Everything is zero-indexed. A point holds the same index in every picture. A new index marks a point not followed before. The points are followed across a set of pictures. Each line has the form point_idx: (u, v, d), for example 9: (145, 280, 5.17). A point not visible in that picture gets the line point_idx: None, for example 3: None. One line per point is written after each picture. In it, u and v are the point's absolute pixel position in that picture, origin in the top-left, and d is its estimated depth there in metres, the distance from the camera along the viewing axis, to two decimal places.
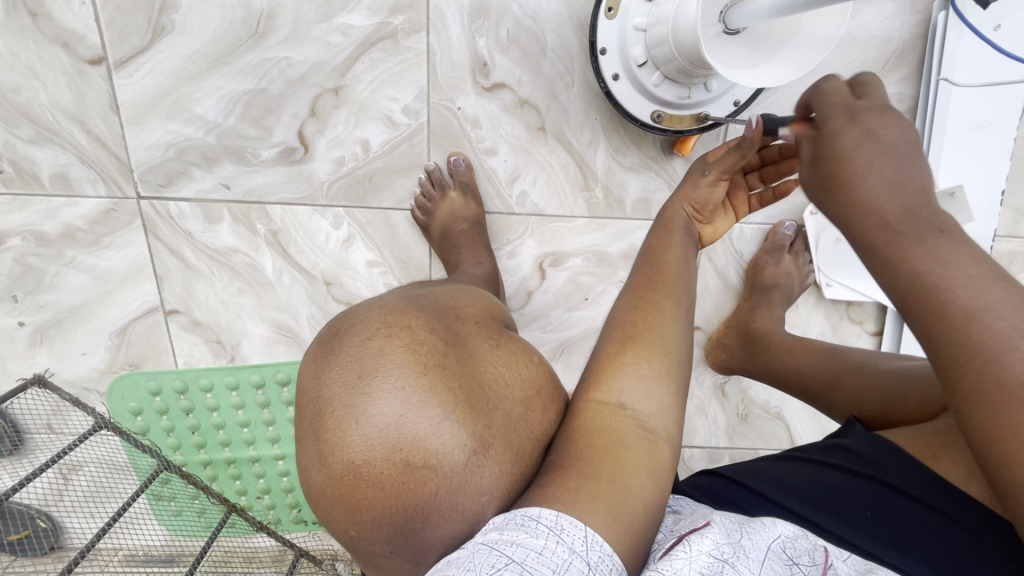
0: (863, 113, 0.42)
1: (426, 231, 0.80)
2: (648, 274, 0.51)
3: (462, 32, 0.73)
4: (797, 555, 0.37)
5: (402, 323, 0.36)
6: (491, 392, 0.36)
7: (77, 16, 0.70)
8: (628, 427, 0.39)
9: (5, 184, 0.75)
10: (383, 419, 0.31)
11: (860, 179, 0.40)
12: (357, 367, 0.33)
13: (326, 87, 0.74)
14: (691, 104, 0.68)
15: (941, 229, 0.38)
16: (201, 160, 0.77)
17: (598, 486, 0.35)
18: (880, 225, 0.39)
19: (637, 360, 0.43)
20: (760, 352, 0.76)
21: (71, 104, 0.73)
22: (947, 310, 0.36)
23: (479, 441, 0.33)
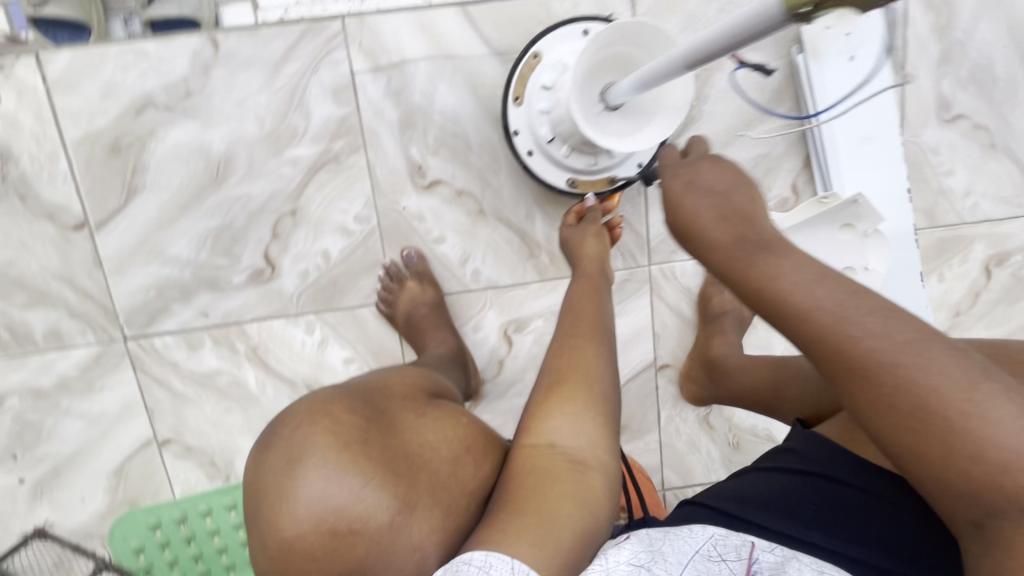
0: (690, 164, 0.49)
1: (392, 322, 0.86)
2: (570, 321, 0.55)
3: (395, 144, 0.82)
4: (724, 552, 0.43)
5: (326, 408, 0.41)
6: (414, 457, 0.41)
7: (61, 191, 0.80)
8: (557, 464, 0.43)
9: (6, 349, 0.84)
10: (314, 494, 0.37)
11: (692, 222, 0.45)
12: (286, 454, 0.38)
13: (284, 211, 0.83)
14: (601, 169, 0.77)
15: (767, 248, 0.42)
16: (180, 296, 0.84)
17: (526, 523, 0.38)
18: (720, 261, 0.43)
19: (564, 401, 0.47)
20: (722, 377, 0.80)
21: (59, 267, 0.82)
22: (790, 315, 0.38)
23: (402, 502, 0.39)
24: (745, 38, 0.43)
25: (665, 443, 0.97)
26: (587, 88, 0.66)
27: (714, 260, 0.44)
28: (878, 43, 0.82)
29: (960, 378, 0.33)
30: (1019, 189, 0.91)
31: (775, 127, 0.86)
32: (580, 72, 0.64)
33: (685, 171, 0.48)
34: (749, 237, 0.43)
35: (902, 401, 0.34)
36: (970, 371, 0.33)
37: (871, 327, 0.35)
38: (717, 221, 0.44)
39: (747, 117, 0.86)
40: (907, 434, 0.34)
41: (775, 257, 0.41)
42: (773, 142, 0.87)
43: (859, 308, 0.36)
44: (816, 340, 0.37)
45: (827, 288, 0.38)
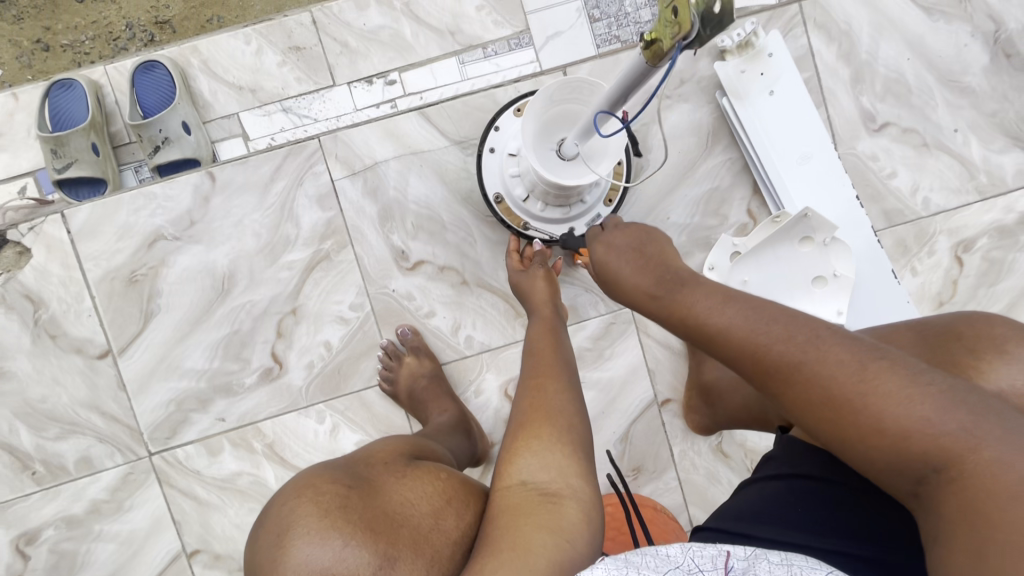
0: (615, 228, 0.66)
1: (396, 399, 0.90)
2: (533, 367, 0.64)
3: (378, 234, 0.90)
4: (702, 563, 0.42)
5: (312, 486, 0.50)
6: (390, 514, 0.49)
7: (86, 326, 0.88)
8: (531, 498, 0.49)
9: (40, 482, 0.89)
10: (303, 566, 0.44)
11: (635, 288, 0.60)
12: (279, 529, 0.47)
13: (285, 311, 0.90)
14: (574, 217, 0.84)
15: (682, 283, 0.57)
16: (198, 405, 0.90)
17: (503, 559, 0.44)
18: (648, 300, 0.59)
19: (531, 440, 0.54)
20: (718, 401, 0.85)
21: (87, 395, 0.89)
22: (710, 334, 0.52)
23: (382, 554, 0.46)
24: (634, 78, 0.52)
25: (684, 480, 0.97)
26: (545, 144, 0.70)
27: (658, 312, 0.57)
28: (794, 77, 0.91)
29: (849, 362, 0.45)
30: (962, 179, 0.96)
31: (719, 162, 0.94)
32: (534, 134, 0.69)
33: (603, 236, 0.65)
34: (665, 278, 0.59)
35: (814, 395, 0.45)
36: (854, 354, 0.45)
37: (771, 333, 0.48)
38: (648, 284, 0.59)
39: (691, 159, 0.94)
40: (823, 411, 0.44)
41: (699, 299, 0.54)
42: (720, 175, 0.94)
43: (759, 320, 0.49)
44: (737, 349, 0.50)
45: (730, 308, 0.52)
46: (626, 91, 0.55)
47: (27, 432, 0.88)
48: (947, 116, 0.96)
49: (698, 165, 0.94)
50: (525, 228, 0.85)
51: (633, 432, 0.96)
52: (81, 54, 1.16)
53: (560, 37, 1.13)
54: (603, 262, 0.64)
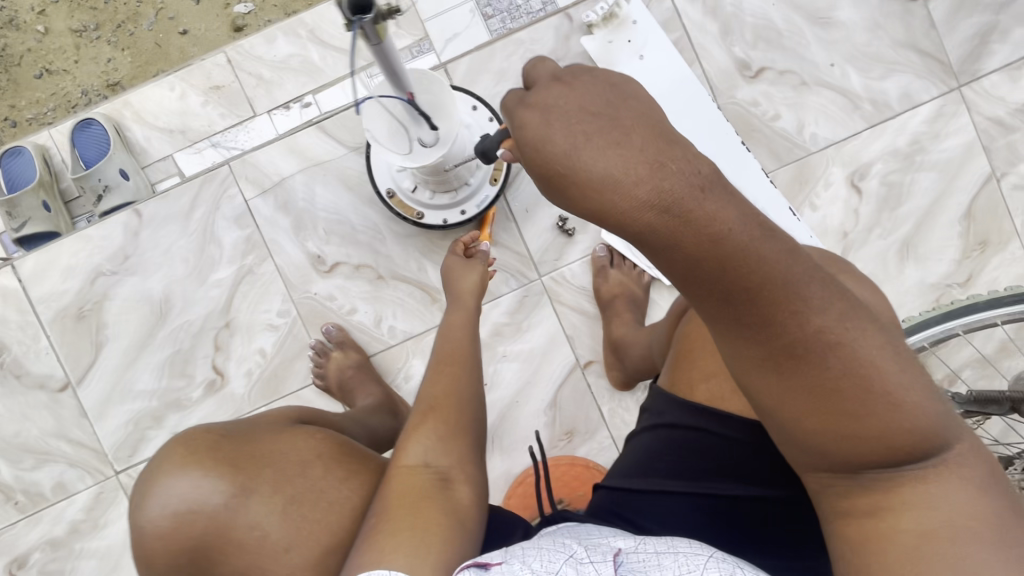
0: (562, 78, 0.42)
1: (330, 392, 0.96)
2: (436, 353, 0.72)
3: (294, 244, 0.98)
4: (591, 556, 0.46)
5: (192, 432, 0.61)
6: (253, 456, 0.60)
7: (46, 363, 0.97)
8: (425, 479, 0.58)
9: (23, 510, 0.98)
10: (173, 493, 0.57)
11: (634, 184, 0.36)
12: (156, 465, 0.60)
13: (220, 326, 0.98)
14: (462, 201, 0.90)
15: (703, 186, 0.37)
16: (153, 422, 0.98)
17: (402, 537, 0.51)
18: (639, 215, 0.37)
19: (433, 427, 0.62)
20: (625, 355, 0.88)
21: (54, 426, 0.97)
22: (738, 289, 0.38)
23: (239, 488, 0.58)
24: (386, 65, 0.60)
25: (618, 438, 0.99)
26: (404, 135, 0.76)
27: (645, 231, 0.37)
28: (661, 41, 0.96)
29: (886, 353, 0.39)
30: (847, 111, 0.99)
31: None
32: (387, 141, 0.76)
33: (567, 81, 0.42)
34: (673, 165, 0.37)
35: (834, 378, 0.38)
36: (890, 346, 0.40)
37: (810, 301, 0.38)
38: (660, 184, 0.36)
39: None
40: (835, 404, 0.39)
41: (735, 224, 0.37)
42: None
43: (798, 275, 0.38)
44: (764, 311, 0.38)
45: (767, 244, 0.37)
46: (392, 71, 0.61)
47: (6, 465, 0.98)
48: (820, 53, 0.99)
49: None
50: (419, 217, 0.90)
51: (561, 396, 1.00)
52: (46, 122, 1.26)
53: (457, 40, 0.99)
54: (555, 135, 0.39)
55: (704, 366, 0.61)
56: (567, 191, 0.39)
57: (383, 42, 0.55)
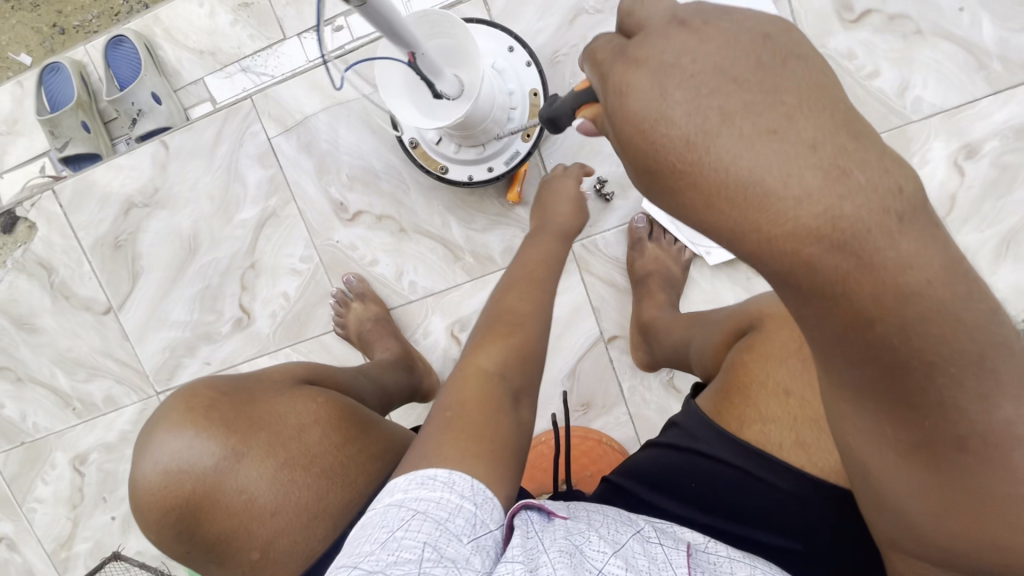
0: (691, 22, 0.30)
1: (349, 341, 0.96)
2: (512, 275, 0.67)
3: (317, 188, 0.94)
4: (660, 538, 0.46)
5: (193, 391, 0.63)
6: (251, 418, 0.62)
7: (89, 287, 1.02)
8: (496, 388, 0.54)
9: (81, 415, 1.08)
10: (163, 452, 0.59)
11: (790, 202, 0.25)
12: (152, 424, 0.62)
13: (246, 267, 0.98)
14: (490, 157, 0.82)
15: (896, 214, 0.25)
16: (187, 351, 1.02)
17: (473, 442, 0.48)
18: (791, 248, 0.26)
19: (507, 340, 0.58)
20: (653, 341, 0.80)
21: (101, 345, 1.04)
22: (909, 359, 0.27)
23: (233, 450, 0.59)
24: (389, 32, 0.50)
25: (636, 416, 0.95)
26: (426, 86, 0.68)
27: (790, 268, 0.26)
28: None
29: None
30: (967, 70, 0.80)
31: None
32: (404, 94, 0.69)
33: (694, 28, 0.29)
34: (854, 176, 0.25)
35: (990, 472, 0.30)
36: None
37: (994, 380, 0.28)
38: (832, 208, 0.25)
39: None
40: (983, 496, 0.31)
41: (926, 271, 0.26)
42: None
43: (986, 349, 0.28)
44: (930, 389, 0.28)
45: (957, 303, 0.27)
46: (391, 33, 0.51)
47: (63, 375, 1.07)
48: None
49: None
50: (443, 171, 0.83)
51: (581, 368, 0.96)
52: (91, 31, 1.20)
53: None
54: (673, 111, 0.27)
55: (761, 405, 0.52)
56: (676, 193, 0.28)
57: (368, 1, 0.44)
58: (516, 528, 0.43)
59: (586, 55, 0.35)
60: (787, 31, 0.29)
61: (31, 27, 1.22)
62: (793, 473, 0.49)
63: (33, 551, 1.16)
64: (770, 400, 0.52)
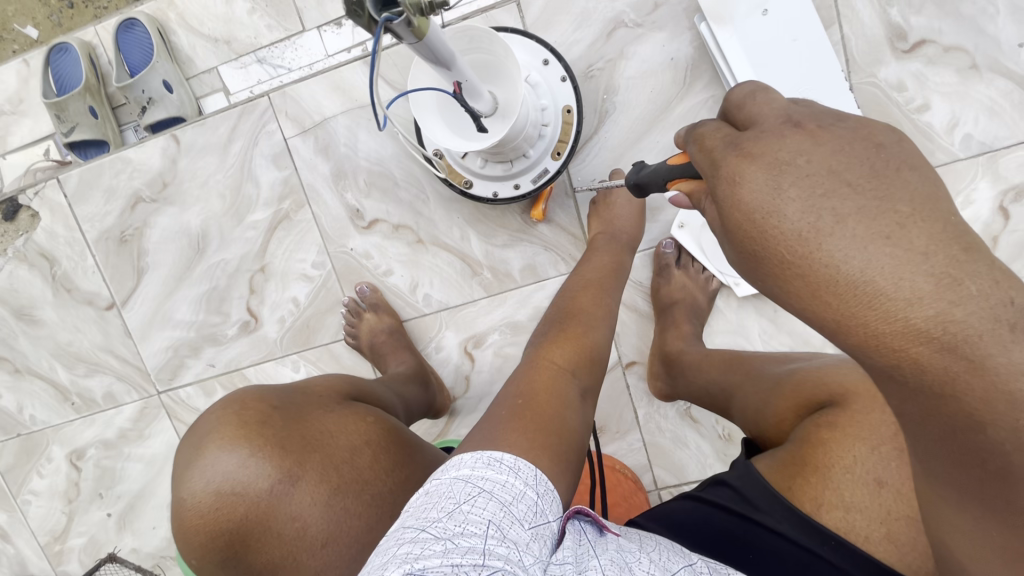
0: (805, 120, 0.32)
1: (359, 352, 0.93)
2: (572, 291, 0.69)
3: (333, 193, 0.90)
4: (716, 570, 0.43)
5: (245, 402, 0.59)
6: (306, 439, 0.57)
7: (92, 281, 0.99)
8: (563, 386, 0.55)
9: (80, 410, 1.06)
10: (212, 470, 0.53)
11: (904, 304, 0.27)
12: (200, 435, 0.57)
13: (255, 269, 0.95)
14: (518, 173, 0.78)
15: (1010, 324, 0.26)
16: (191, 352, 0.99)
17: (547, 438, 0.47)
18: (895, 345, 0.27)
19: (568, 347, 0.60)
20: (679, 373, 0.77)
21: (102, 340, 1.01)
22: (1010, 460, 0.28)
23: (287, 472, 0.54)
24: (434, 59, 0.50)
25: (650, 443, 0.93)
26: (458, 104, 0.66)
27: (898, 362, 0.28)
28: (817, 28, 0.75)
29: None
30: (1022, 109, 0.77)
31: (695, 102, 0.81)
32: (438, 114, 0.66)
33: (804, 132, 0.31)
34: (968, 289, 0.26)
35: None
36: None
37: None
38: (944, 315, 0.26)
39: (664, 100, 0.82)
40: None
41: None
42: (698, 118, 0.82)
43: None
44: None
45: None
46: (438, 62, 0.51)
47: (62, 369, 1.04)
48: (1009, 28, 0.75)
49: (672, 107, 0.82)
50: (467, 185, 0.80)
51: None
52: (100, 8, 1.12)
53: None
54: (786, 206, 0.29)
55: (843, 488, 0.48)
56: (784, 280, 0.30)
57: (424, 36, 0.44)
58: (568, 532, 0.41)
59: (685, 133, 0.38)
60: (901, 139, 0.30)
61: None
62: (872, 563, 0.46)
63: (27, 543, 1.14)
64: (854, 488, 0.48)
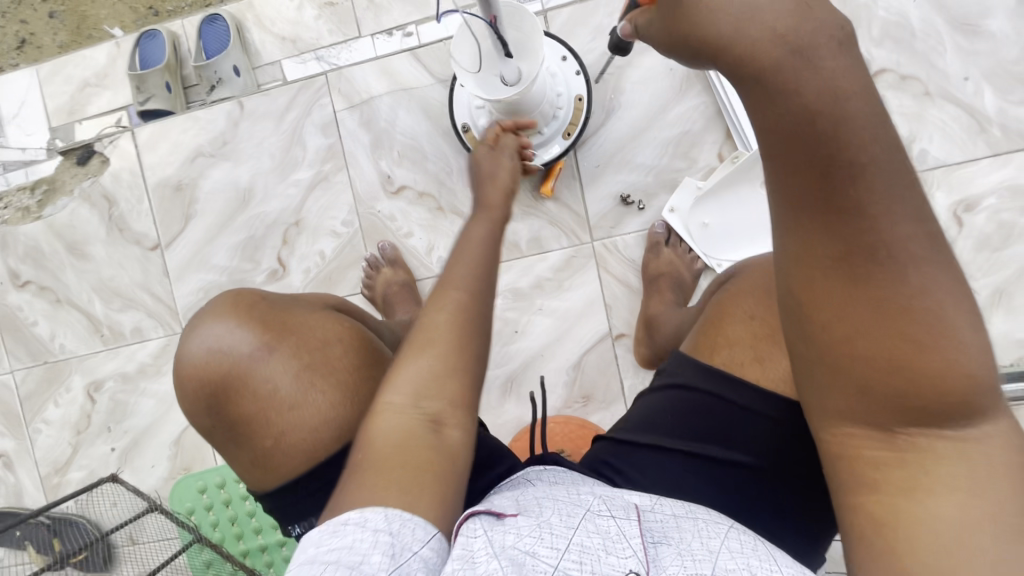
0: None
1: (373, 302, 1.01)
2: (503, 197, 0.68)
3: (369, 161, 1.03)
4: (613, 509, 0.52)
5: (239, 291, 0.67)
6: (286, 322, 0.65)
7: (144, 223, 1.10)
8: (435, 404, 0.53)
9: (107, 343, 1.14)
10: (208, 334, 0.62)
11: (762, 30, 0.38)
12: (198, 312, 0.65)
13: (291, 223, 1.06)
14: (533, 147, 0.91)
15: (837, 48, 0.37)
16: (219, 295, 1.09)
17: (403, 474, 0.49)
18: (763, 59, 0.38)
19: (484, 242, 0.62)
20: (658, 331, 0.86)
21: (141, 278, 1.11)
22: (841, 163, 0.38)
23: (266, 344, 0.62)
24: None
25: None
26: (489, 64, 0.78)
27: (768, 67, 0.38)
28: None
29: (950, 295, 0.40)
30: (969, 132, 0.89)
31: (688, 107, 0.96)
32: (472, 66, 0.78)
33: None
34: (810, 23, 0.37)
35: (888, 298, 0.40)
36: (958, 289, 0.40)
37: (902, 207, 0.39)
38: (792, 33, 0.37)
39: (663, 102, 0.96)
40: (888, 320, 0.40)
41: (857, 99, 0.37)
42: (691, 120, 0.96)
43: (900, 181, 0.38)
44: (856, 197, 0.38)
45: (881, 134, 0.38)
46: None
47: (99, 302, 1.13)
48: (957, 64, 0.89)
49: (670, 108, 0.96)
50: None
51: (586, 361, 1.01)
52: (181, 11, 1.31)
53: None
54: None
55: (732, 336, 0.63)
56: (695, 23, 0.40)
57: None
58: (459, 538, 0.47)
59: None
60: None
61: (128, 5, 1.33)
62: (768, 397, 0.59)
63: (27, 473, 1.18)
64: (743, 331, 0.63)
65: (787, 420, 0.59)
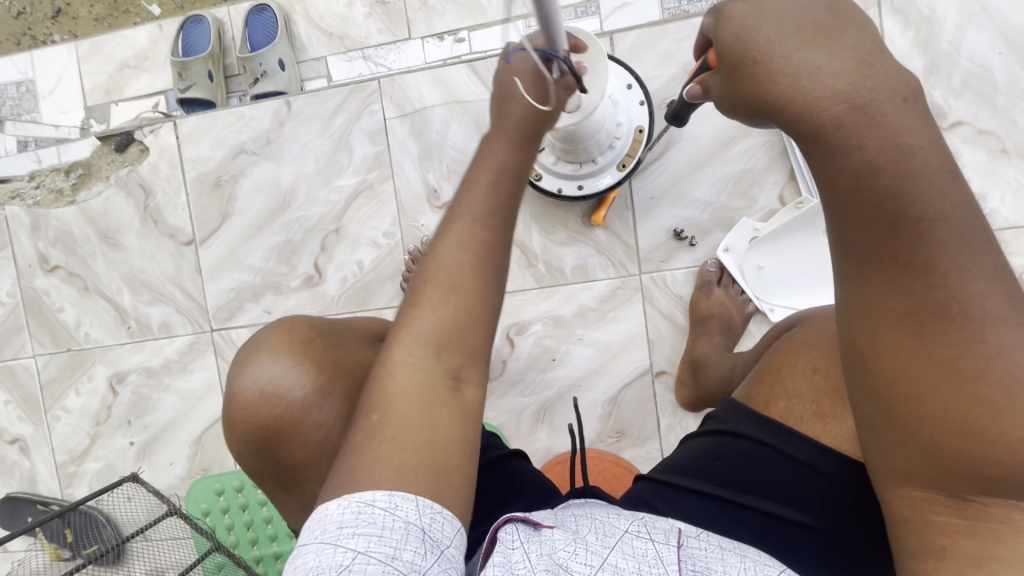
0: None
1: None
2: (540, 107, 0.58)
3: (417, 173, 1.00)
4: (655, 532, 0.48)
5: (293, 322, 0.64)
6: (341, 363, 0.61)
7: (180, 217, 1.08)
8: (449, 355, 0.46)
9: (133, 336, 1.12)
10: (259, 374, 0.58)
11: (822, 83, 0.36)
12: (248, 346, 0.62)
13: (330, 230, 1.03)
14: (583, 176, 0.89)
15: (903, 99, 0.35)
16: (252, 297, 1.07)
17: (417, 459, 0.42)
18: (829, 117, 0.36)
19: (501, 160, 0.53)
20: (703, 375, 0.84)
21: (173, 273, 1.09)
22: (908, 222, 0.35)
23: (320, 389, 0.59)
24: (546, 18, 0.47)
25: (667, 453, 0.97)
26: None
27: (828, 124, 0.36)
28: None
29: None
30: None
31: (751, 143, 0.93)
32: None
33: None
34: (873, 71, 0.36)
35: (965, 359, 0.36)
36: None
37: (977, 261, 0.36)
38: (858, 83, 0.35)
39: (726, 136, 0.93)
40: (963, 382, 0.36)
41: (925, 154, 0.35)
42: (753, 157, 0.93)
43: (972, 236, 0.36)
44: (928, 257, 0.36)
45: (953, 189, 0.36)
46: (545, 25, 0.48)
47: (128, 294, 1.11)
48: None
49: (732, 143, 0.93)
50: (535, 176, 0.90)
51: (622, 396, 0.98)
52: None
53: (625, 11, 0.98)
54: (758, 23, 0.38)
55: (792, 382, 0.59)
56: (753, 80, 0.38)
57: None
58: (499, 545, 0.45)
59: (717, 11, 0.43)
60: None
61: None
62: (833, 454, 0.54)
63: (42, 459, 1.16)
64: (802, 377, 0.59)
65: (848, 482, 0.54)
